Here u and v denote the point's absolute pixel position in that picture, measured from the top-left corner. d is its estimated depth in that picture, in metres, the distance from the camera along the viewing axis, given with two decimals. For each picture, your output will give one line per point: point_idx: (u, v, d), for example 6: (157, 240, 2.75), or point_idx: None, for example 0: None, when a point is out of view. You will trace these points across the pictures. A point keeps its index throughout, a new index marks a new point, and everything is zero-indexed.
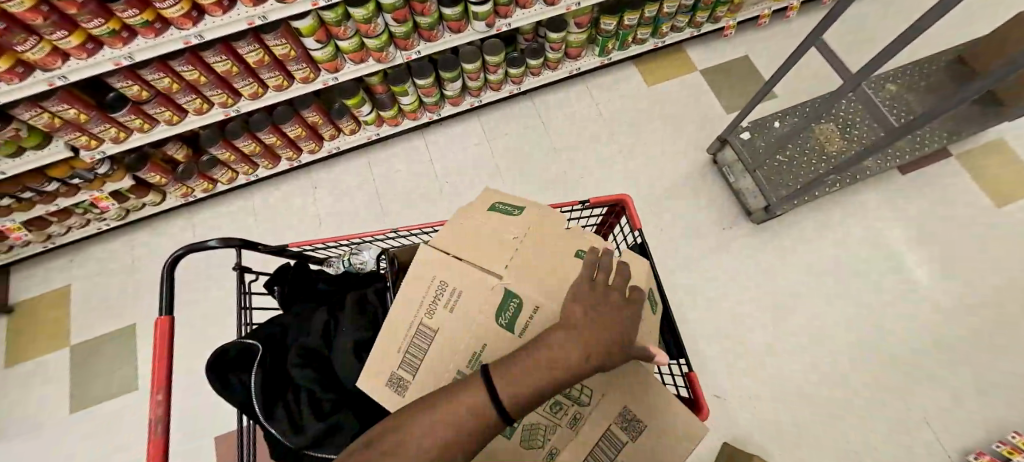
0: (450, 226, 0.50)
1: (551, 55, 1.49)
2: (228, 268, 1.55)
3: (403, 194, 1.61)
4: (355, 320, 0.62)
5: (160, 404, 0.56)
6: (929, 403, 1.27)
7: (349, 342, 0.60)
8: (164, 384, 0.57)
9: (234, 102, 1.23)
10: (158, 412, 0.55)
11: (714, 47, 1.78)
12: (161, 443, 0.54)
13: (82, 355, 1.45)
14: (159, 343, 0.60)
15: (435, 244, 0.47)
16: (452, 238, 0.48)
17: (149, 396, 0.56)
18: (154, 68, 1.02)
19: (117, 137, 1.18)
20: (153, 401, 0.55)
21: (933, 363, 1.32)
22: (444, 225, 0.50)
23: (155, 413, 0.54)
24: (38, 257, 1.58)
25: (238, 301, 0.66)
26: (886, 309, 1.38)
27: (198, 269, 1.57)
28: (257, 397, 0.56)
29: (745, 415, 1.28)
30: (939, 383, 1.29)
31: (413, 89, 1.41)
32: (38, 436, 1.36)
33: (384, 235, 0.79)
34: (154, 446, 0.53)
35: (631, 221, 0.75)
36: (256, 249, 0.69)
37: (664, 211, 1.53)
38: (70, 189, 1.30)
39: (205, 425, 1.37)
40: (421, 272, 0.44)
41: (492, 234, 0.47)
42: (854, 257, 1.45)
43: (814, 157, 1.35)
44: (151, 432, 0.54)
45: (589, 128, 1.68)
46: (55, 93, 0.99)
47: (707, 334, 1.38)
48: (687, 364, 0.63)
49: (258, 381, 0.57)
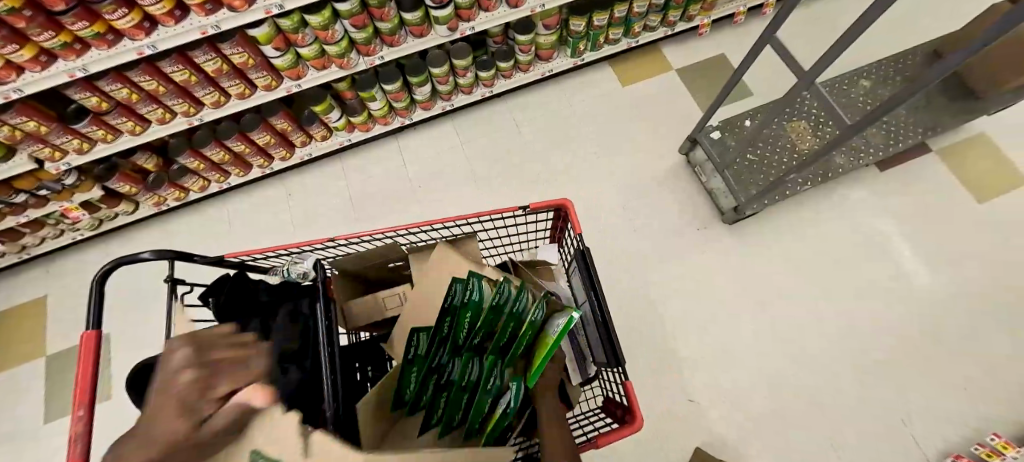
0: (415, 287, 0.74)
1: (521, 57, 1.48)
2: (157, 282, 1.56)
3: (378, 198, 1.60)
4: (283, 332, 0.65)
5: (80, 422, 0.54)
6: (916, 394, 1.25)
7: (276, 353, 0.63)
8: (86, 400, 0.56)
9: (197, 111, 1.23)
10: (78, 429, 0.53)
11: (690, 46, 1.76)
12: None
13: (57, 365, 1.46)
14: (83, 359, 0.60)
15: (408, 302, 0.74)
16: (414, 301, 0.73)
17: (69, 413, 0.54)
18: (112, 79, 1.02)
19: (80, 148, 1.18)
20: (73, 418, 0.54)
21: (919, 355, 1.29)
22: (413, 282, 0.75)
23: (75, 430, 0.53)
24: (15, 268, 1.59)
25: (170, 314, 0.68)
26: (865, 308, 1.35)
27: (132, 288, 1.56)
28: None
29: (723, 413, 1.26)
30: (924, 375, 1.27)
31: (382, 94, 1.40)
32: (12, 447, 1.36)
33: (325, 244, 0.79)
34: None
35: (573, 226, 0.74)
36: (193, 260, 0.72)
37: (639, 210, 1.52)
38: (40, 201, 1.31)
39: None
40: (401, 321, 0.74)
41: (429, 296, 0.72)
42: (832, 256, 1.42)
43: (786, 156, 1.33)
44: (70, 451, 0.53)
45: (563, 130, 1.66)
46: (12, 106, 0.99)
47: (684, 332, 1.36)
48: (622, 371, 0.63)
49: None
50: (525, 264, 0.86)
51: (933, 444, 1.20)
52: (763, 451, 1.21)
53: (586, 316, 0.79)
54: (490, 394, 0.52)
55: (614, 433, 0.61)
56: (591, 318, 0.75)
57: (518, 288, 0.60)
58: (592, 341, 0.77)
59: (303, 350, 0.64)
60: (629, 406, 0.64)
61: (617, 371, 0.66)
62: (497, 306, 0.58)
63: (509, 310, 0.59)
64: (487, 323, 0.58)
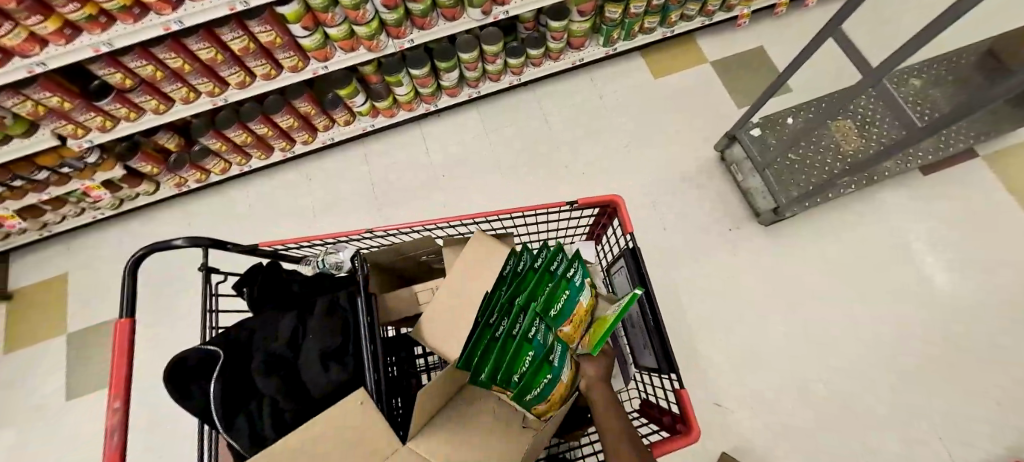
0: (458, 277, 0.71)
1: (552, 44, 1.42)
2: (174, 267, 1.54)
3: (399, 185, 1.57)
4: (321, 327, 0.63)
5: (116, 413, 0.53)
6: (939, 399, 1.20)
7: (317, 350, 0.61)
8: (121, 391, 0.55)
9: (221, 92, 1.20)
10: (113, 420, 0.53)
11: (727, 37, 1.69)
12: (117, 454, 0.52)
13: (77, 342, 1.46)
14: (118, 348, 0.58)
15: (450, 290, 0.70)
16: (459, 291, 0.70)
17: (106, 404, 0.54)
18: (137, 55, 0.98)
19: (103, 126, 1.15)
20: (110, 410, 0.53)
21: (941, 360, 1.24)
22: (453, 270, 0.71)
23: (111, 422, 0.52)
24: (38, 245, 1.60)
25: (204, 303, 0.66)
26: (902, 317, 1.30)
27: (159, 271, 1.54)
28: (216, 408, 0.54)
29: (748, 416, 1.23)
30: (947, 380, 1.22)
31: (408, 80, 1.36)
32: (35, 421, 1.38)
33: (361, 236, 0.76)
34: (110, 456, 0.51)
35: (623, 224, 0.71)
36: (226, 249, 0.70)
37: (668, 207, 1.47)
38: (62, 178, 1.29)
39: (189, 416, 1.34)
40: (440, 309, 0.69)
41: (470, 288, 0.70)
42: (869, 262, 1.37)
43: (829, 157, 1.27)
44: (108, 441, 0.52)
45: (591, 121, 1.61)
46: (36, 81, 0.96)
47: (711, 333, 1.32)
48: (679, 378, 0.61)
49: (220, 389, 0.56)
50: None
51: (967, 454, 1.14)
52: (785, 453, 1.19)
53: (633, 317, 0.76)
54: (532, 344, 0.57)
55: (671, 442, 0.61)
56: (641, 320, 0.73)
57: (555, 251, 0.66)
58: (638, 343, 0.76)
59: (343, 346, 0.63)
60: (683, 415, 0.63)
61: (670, 377, 0.65)
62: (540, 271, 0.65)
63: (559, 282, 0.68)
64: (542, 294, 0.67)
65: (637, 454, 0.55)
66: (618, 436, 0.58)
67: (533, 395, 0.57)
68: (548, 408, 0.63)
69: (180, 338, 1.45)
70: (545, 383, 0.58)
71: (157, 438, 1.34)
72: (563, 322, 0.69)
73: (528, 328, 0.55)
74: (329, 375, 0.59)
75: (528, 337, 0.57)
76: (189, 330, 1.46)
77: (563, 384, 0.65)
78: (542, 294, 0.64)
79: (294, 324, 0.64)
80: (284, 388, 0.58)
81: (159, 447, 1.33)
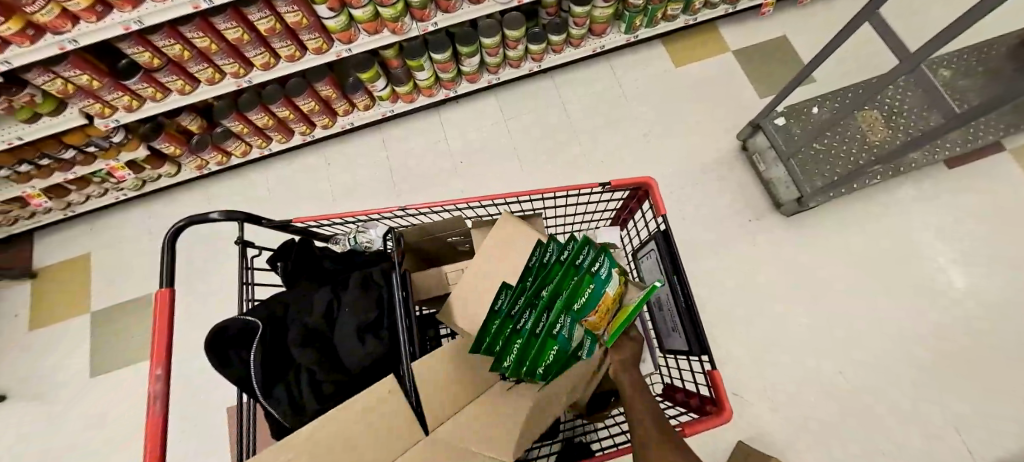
0: (489, 261, 0.71)
1: (574, 31, 1.41)
2: (196, 249, 1.56)
3: (418, 171, 1.58)
4: (356, 302, 0.64)
5: (158, 380, 0.53)
6: (960, 394, 1.19)
7: (354, 323, 0.62)
8: (162, 359, 0.55)
9: (246, 73, 1.20)
10: (155, 387, 0.52)
11: (749, 26, 1.67)
12: (160, 421, 0.51)
13: (100, 320, 1.49)
14: (158, 317, 0.58)
15: (481, 273, 0.70)
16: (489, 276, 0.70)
17: (148, 371, 0.53)
18: (165, 34, 0.99)
19: (129, 105, 1.16)
20: (152, 376, 0.53)
21: (959, 355, 1.23)
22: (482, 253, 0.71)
23: (153, 388, 0.51)
24: (61, 224, 1.62)
25: (241, 275, 0.67)
26: (923, 311, 1.29)
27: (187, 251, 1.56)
28: (257, 375, 0.54)
29: (764, 406, 1.24)
30: (965, 377, 1.21)
31: (430, 64, 1.35)
32: (60, 396, 1.41)
33: (392, 214, 0.77)
34: (151, 422, 0.50)
35: (655, 206, 0.70)
36: (260, 223, 0.70)
37: (687, 198, 1.47)
38: (87, 158, 1.31)
39: (213, 395, 1.37)
40: (470, 293, 0.69)
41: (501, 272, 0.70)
42: (891, 255, 1.36)
43: (856, 146, 1.25)
44: (149, 409, 0.51)
45: (610, 110, 1.60)
46: (66, 58, 0.97)
47: (728, 323, 1.33)
48: (712, 359, 0.60)
49: (260, 359, 0.55)
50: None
51: (987, 450, 1.13)
52: (800, 443, 1.19)
53: (661, 300, 0.75)
54: (558, 340, 0.47)
55: (700, 423, 0.59)
56: (669, 303, 0.71)
57: (582, 240, 0.53)
58: (667, 326, 0.74)
59: (378, 319, 0.63)
60: (714, 397, 0.62)
61: (701, 359, 0.64)
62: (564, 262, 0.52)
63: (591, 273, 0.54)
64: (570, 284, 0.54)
65: (663, 433, 0.52)
66: (644, 417, 0.55)
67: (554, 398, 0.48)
68: (576, 400, 0.58)
69: (202, 318, 1.47)
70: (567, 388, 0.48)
71: (190, 409, 1.36)
72: (590, 315, 0.57)
73: (552, 326, 0.46)
74: (366, 346, 0.60)
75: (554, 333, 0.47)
76: (212, 310, 1.48)
77: None
78: (569, 288, 0.50)
79: (330, 298, 0.65)
80: (321, 359, 0.59)
81: (192, 422, 1.35)
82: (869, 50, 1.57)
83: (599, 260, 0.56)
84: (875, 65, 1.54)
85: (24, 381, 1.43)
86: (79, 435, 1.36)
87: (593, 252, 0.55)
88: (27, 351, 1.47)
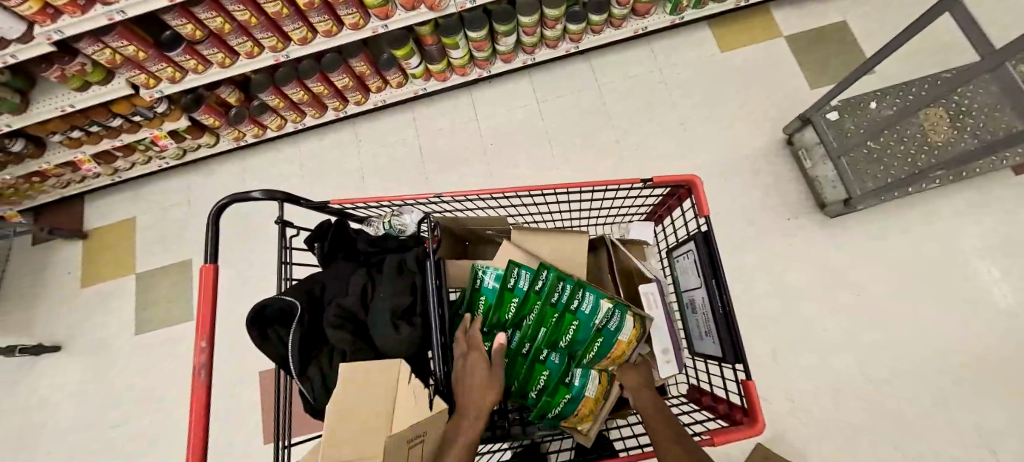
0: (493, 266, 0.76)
1: (616, 11, 1.34)
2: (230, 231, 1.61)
3: (447, 152, 1.59)
4: (386, 290, 0.62)
5: (203, 353, 0.55)
6: (1001, 405, 1.14)
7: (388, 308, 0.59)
8: (207, 331, 0.56)
9: (284, 47, 1.20)
10: (201, 359, 0.54)
11: (803, 11, 1.58)
12: (205, 390, 0.53)
13: (144, 282, 1.58)
14: (203, 290, 0.58)
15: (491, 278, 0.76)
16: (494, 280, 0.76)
17: (194, 343, 0.55)
18: (208, 6, 0.98)
19: (173, 77, 1.19)
20: (197, 349, 0.54)
21: (1001, 365, 1.18)
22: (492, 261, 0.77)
23: (198, 361, 0.53)
24: (108, 189, 1.71)
25: (280, 255, 0.67)
26: (965, 317, 1.23)
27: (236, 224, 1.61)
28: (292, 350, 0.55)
29: (784, 407, 1.23)
30: (1007, 388, 1.15)
31: (465, 42, 1.31)
32: (107, 350, 1.51)
33: (428, 200, 0.73)
34: (196, 393, 0.52)
35: (698, 206, 0.66)
36: (299, 204, 0.70)
37: (720, 191, 1.44)
38: (133, 127, 1.36)
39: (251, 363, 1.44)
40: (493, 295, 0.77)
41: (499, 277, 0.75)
42: (935, 260, 1.30)
43: (914, 147, 1.16)
44: (195, 378, 0.53)
45: (647, 96, 1.56)
46: (114, 29, 0.98)
47: (753, 321, 1.32)
48: (747, 368, 0.57)
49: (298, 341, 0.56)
50: (612, 237, 0.80)
51: None
52: (819, 442, 1.18)
53: (695, 302, 0.72)
54: (546, 365, 0.61)
55: (734, 432, 0.56)
56: (704, 307, 0.68)
57: (557, 276, 0.60)
58: (699, 328, 0.72)
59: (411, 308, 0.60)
60: (746, 407, 0.59)
61: (734, 367, 0.61)
62: (541, 294, 0.61)
63: (568, 310, 0.62)
64: (550, 320, 0.61)
65: (679, 443, 0.49)
66: (667, 428, 0.52)
67: (555, 412, 0.61)
68: (579, 420, 0.64)
69: (238, 298, 1.54)
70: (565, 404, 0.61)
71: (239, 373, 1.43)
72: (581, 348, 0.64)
73: (537, 350, 0.61)
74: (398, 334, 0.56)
75: (541, 357, 0.62)
76: (253, 289, 1.54)
77: (591, 399, 0.63)
78: (549, 325, 0.61)
79: (364, 281, 0.65)
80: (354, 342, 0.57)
81: (241, 383, 1.42)
82: (938, 42, 1.44)
83: (578, 297, 0.61)
84: (943, 56, 1.42)
85: (76, 335, 1.54)
86: (121, 390, 1.46)
87: (570, 288, 0.61)
88: (80, 307, 1.57)
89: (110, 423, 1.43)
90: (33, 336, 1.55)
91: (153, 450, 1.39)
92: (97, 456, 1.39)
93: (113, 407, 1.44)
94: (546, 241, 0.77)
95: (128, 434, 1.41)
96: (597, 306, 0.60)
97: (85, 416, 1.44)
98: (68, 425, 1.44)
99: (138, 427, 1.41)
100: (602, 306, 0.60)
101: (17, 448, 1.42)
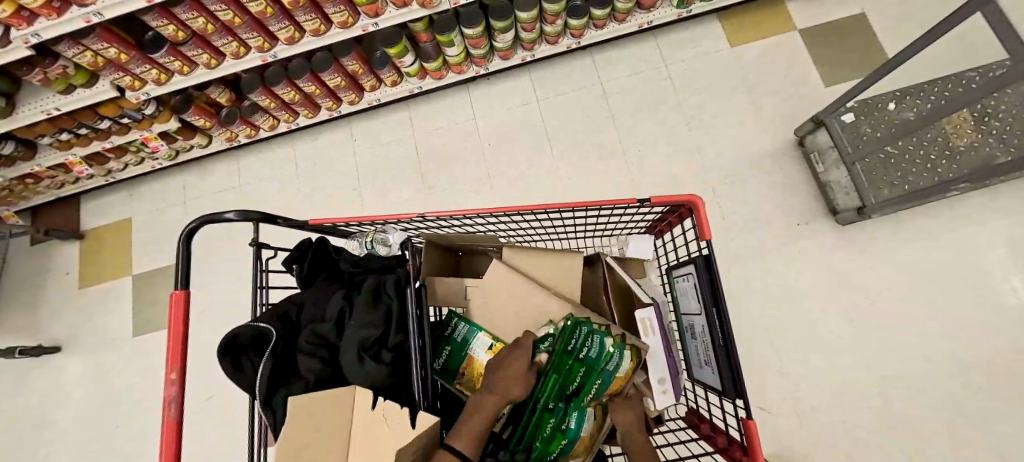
0: (480, 292, 0.72)
1: (620, 5, 1.27)
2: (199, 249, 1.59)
3: (444, 150, 1.55)
4: (359, 317, 0.57)
5: (173, 385, 0.51)
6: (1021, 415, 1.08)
7: (359, 339, 0.55)
8: (178, 363, 0.53)
9: (270, 47, 1.16)
10: (171, 392, 0.51)
11: (820, 3, 1.49)
12: (175, 426, 0.49)
13: (141, 283, 1.57)
14: (174, 318, 0.55)
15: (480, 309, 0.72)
16: (488, 306, 0.71)
17: (163, 375, 0.51)
18: (188, 6, 0.94)
19: (158, 79, 1.15)
20: (166, 381, 0.51)
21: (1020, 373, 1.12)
22: (479, 287, 0.72)
23: (168, 394, 0.50)
24: (104, 189, 1.69)
25: (256, 278, 0.64)
26: (983, 322, 1.18)
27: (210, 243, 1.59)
28: (261, 380, 0.52)
29: (790, 417, 1.19)
30: None
31: (460, 39, 1.25)
32: (106, 351, 1.51)
33: (412, 218, 0.70)
34: (167, 430, 0.49)
35: (699, 228, 0.60)
36: (276, 223, 0.66)
37: (727, 193, 1.38)
38: (122, 128, 1.33)
39: (211, 411, 1.41)
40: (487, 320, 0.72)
41: (497, 305, 0.71)
42: (951, 264, 1.24)
43: (934, 152, 1.10)
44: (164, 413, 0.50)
45: (652, 93, 1.50)
46: (93, 31, 0.94)
47: (757, 328, 1.28)
48: (749, 406, 0.52)
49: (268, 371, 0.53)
50: (608, 257, 0.74)
51: None
52: (824, 451, 1.15)
53: (695, 328, 0.68)
54: (554, 414, 0.53)
55: None
56: (704, 335, 0.64)
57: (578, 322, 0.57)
58: (699, 355, 0.67)
59: (384, 339, 0.56)
60: (746, 444, 0.55)
61: (735, 403, 0.56)
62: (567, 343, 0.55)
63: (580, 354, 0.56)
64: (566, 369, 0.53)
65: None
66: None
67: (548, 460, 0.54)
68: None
69: (204, 323, 1.52)
70: (559, 449, 0.55)
71: (220, 386, 1.43)
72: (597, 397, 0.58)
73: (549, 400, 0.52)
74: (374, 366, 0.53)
75: (549, 407, 0.53)
76: (218, 315, 1.51)
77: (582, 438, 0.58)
78: (563, 371, 0.53)
79: (342, 306, 0.61)
80: (324, 370, 0.56)
81: (208, 411, 1.41)
82: (965, 36, 1.36)
83: (589, 341, 0.58)
84: (968, 50, 1.33)
85: (76, 335, 1.55)
86: (125, 388, 1.47)
87: (584, 332, 0.58)
88: (79, 307, 1.58)
89: (110, 423, 1.44)
90: (35, 336, 1.56)
91: (151, 450, 1.39)
92: (96, 456, 1.40)
93: (114, 406, 1.45)
94: (540, 264, 0.74)
95: (133, 431, 1.42)
96: (603, 349, 0.58)
97: (87, 416, 1.45)
98: (72, 424, 1.45)
99: (144, 423, 1.42)
100: (608, 348, 0.58)
101: (26, 444, 1.45)
